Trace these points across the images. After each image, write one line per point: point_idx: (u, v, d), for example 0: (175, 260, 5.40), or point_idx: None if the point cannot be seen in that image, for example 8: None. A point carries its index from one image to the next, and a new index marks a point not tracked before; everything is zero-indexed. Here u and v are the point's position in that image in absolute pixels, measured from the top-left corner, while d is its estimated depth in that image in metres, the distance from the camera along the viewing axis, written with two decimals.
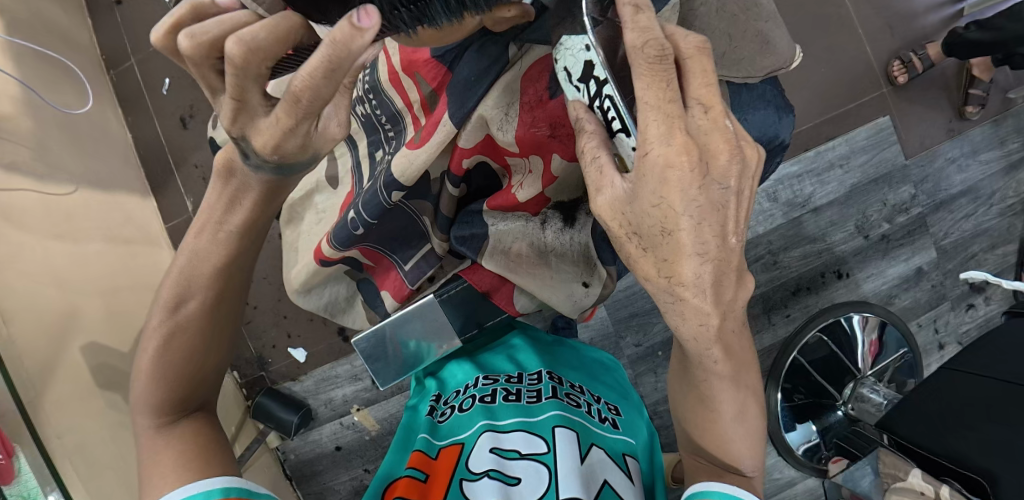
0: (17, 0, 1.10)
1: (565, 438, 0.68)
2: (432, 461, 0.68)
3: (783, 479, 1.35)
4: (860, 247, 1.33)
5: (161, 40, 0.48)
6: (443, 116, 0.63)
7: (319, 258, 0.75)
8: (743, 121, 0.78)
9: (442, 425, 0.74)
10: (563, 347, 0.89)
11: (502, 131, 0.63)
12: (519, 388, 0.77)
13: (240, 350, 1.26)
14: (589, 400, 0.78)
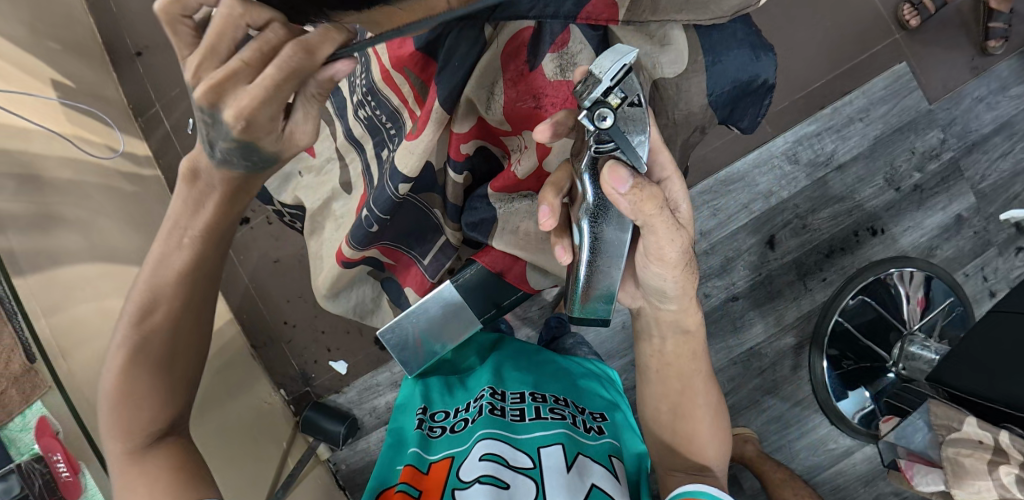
0: (48, 62, 1.18)
1: (550, 454, 0.74)
2: (424, 475, 0.73)
3: (839, 450, 1.31)
4: (892, 200, 1.29)
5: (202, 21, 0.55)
6: (434, 102, 0.64)
7: (342, 259, 0.76)
8: (717, 64, 0.68)
9: (434, 440, 0.80)
10: (547, 364, 0.94)
11: (490, 111, 0.65)
12: (504, 405, 0.82)
13: (285, 368, 1.31)
14: (573, 412, 0.83)
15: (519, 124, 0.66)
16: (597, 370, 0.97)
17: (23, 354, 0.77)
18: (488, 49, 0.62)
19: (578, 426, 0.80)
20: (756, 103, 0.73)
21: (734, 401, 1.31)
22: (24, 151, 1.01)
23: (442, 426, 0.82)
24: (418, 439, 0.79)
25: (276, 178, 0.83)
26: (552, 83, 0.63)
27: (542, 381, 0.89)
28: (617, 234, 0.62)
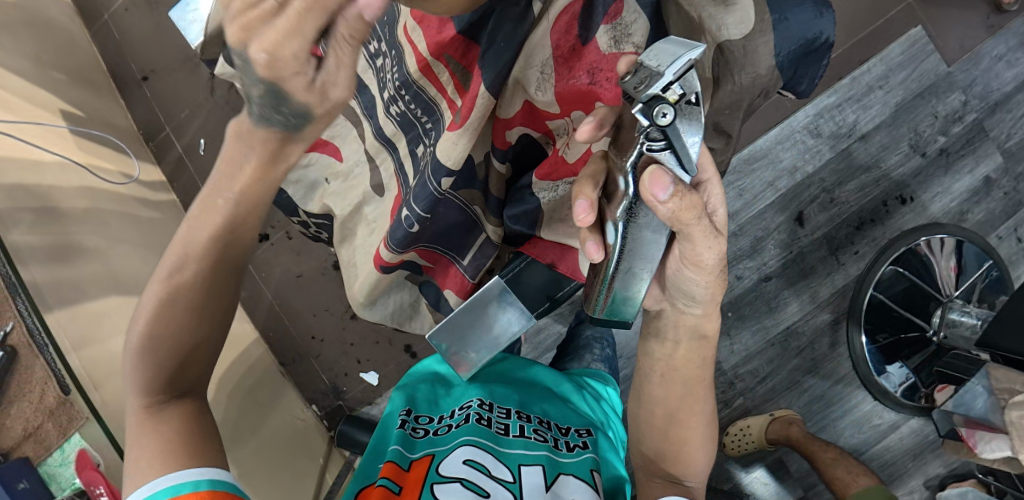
0: (56, 93, 1.17)
1: (530, 472, 0.65)
2: (404, 472, 0.63)
3: (884, 426, 1.28)
4: (919, 166, 1.26)
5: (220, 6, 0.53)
6: (478, 87, 0.59)
7: (380, 264, 0.73)
8: (784, 23, 0.61)
9: (417, 439, 0.69)
10: (538, 379, 0.84)
11: (540, 92, 0.59)
12: (491, 415, 0.72)
13: (316, 383, 1.30)
14: (558, 433, 0.73)
15: (568, 106, 0.60)
16: (592, 389, 0.88)
17: (56, 387, 0.76)
18: (537, 26, 0.57)
19: (561, 446, 0.70)
20: (814, 65, 0.66)
21: (773, 383, 1.29)
22: (39, 183, 1.00)
23: (425, 429, 0.71)
24: (400, 437, 0.68)
25: (303, 187, 0.81)
26: (607, 56, 0.56)
27: (530, 397, 0.79)
28: (654, 235, 0.54)
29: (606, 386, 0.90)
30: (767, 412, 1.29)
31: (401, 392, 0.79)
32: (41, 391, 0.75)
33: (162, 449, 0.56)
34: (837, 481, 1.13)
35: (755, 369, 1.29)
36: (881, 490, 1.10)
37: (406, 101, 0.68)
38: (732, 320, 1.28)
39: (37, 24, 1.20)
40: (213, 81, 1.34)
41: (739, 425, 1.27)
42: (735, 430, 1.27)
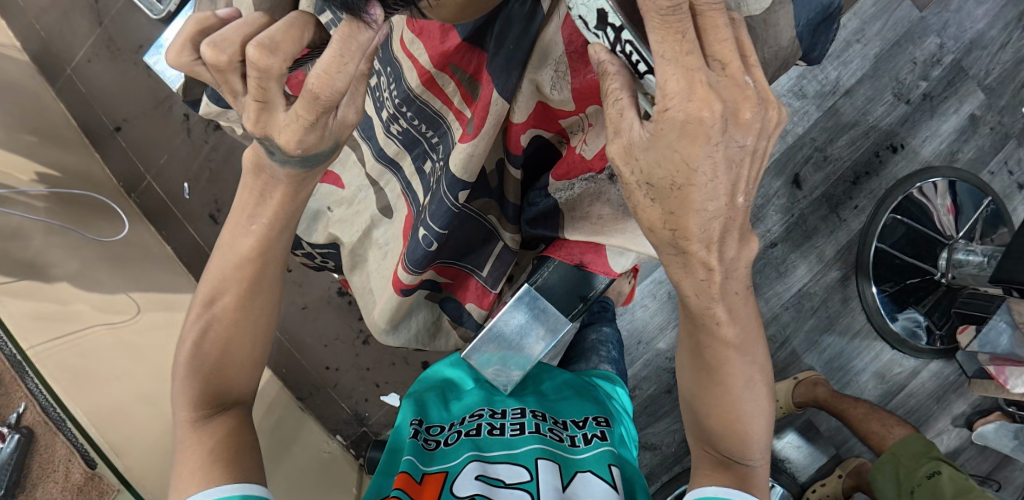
0: (29, 156, 1.13)
1: (548, 471, 0.62)
2: (419, 487, 0.61)
3: (905, 373, 1.29)
4: (905, 114, 1.27)
5: (174, 58, 0.51)
6: (490, 93, 0.56)
7: (400, 287, 0.71)
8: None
9: (433, 452, 0.66)
10: (547, 381, 0.81)
11: (555, 90, 0.55)
12: (503, 420, 0.70)
13: (338, 413, 1.28)
14: (574, 432, 0.71)
15: (586, 101, 0.56)
16: (605, 388, 0.84)
17: (82, 462, 0.71)
18: (548, 22, 0.52)
19: (574, 443, 0.68)
20: (829, 30, 0.67)
21: (792, 346, 1.30)
22: (25, 248, 0.97)
23: (438, 440, 0.68)
24: (413, 447, 0.66)
25: (306, 220, 0.80)
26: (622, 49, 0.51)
27: (539, 399, 0.76)
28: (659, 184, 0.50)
29: (619, 386, 0.86)
30: (792, 376, 1.29)
31: (409, 401, 0.75)
32: (67, 469, 0.71)
33: (206, 460, 0.57)
34: (873, 435, 1.14)
35: (772, 335, 1.29)
36: (924, 438, 1.12)
37: (408, 118, 0.64)
38: None
39: None
40: (188, 122, 1.30)
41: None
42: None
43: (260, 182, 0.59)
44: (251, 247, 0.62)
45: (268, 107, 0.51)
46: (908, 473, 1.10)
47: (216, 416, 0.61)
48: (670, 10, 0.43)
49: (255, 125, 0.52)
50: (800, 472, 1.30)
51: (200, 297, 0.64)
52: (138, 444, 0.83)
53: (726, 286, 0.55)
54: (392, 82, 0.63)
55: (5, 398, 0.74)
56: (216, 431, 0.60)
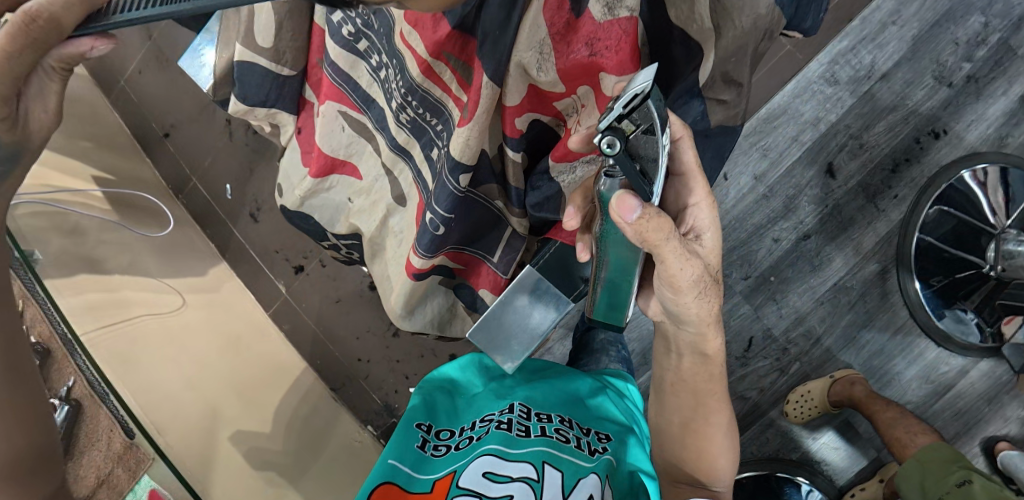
0: (87, 161, 1.22)
1: (551, 477, 0.65)
2: (428, 493, 0.64)
3: (952, 372, 1.23)
4: (947, 97, 1.21)
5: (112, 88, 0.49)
6: (482, 78, 0.56)
7: (413, 272, 0.73)
8: None
9: (442, 455, 0.70)
10: (557, 377, 0.82)
11: (542, 72, 0.56)
12: (509, 420, 0.72)
13: (369, 404, 1.33)
14: (578, 433, 0.72)
15: (576, 81, 0.57)
16: (615, 387, 0.85)
17: (120, 434, 0.77)
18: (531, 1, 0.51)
19: (580, 446, 0.70)
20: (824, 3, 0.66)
21: (828, 343, 1.25)
22: (81, 245, 1.05)
23: (448, 443, 0.72)
24: (424, 451, 0.69)
25: (329, 211, 0.84)
26: (602, 26, 0.52)
27: (545, 396, 0.78)
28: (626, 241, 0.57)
29: (629, 382, 0.87)
30: (829, 373, 1.24)
31: (418, 399, 0.77)
32: (109, 439, 0.78)
33: None
34: (897, 442, 1.09)
35: (806, 331, 1.25)
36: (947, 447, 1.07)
37: (414, 107, 0.66)
38: (775, 284, 1.25)
39: None
40: (229, 127, 1.38)
41: (799, 391, 1.22)
42: (796, 396, 1.22)
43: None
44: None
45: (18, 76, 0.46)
46: (936, 483, 1.03)
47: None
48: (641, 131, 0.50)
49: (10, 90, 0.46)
50: (838, 474, 1.26)
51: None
52: (170, 426, 0.87)
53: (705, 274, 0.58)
54: (397, 72, 0.65)
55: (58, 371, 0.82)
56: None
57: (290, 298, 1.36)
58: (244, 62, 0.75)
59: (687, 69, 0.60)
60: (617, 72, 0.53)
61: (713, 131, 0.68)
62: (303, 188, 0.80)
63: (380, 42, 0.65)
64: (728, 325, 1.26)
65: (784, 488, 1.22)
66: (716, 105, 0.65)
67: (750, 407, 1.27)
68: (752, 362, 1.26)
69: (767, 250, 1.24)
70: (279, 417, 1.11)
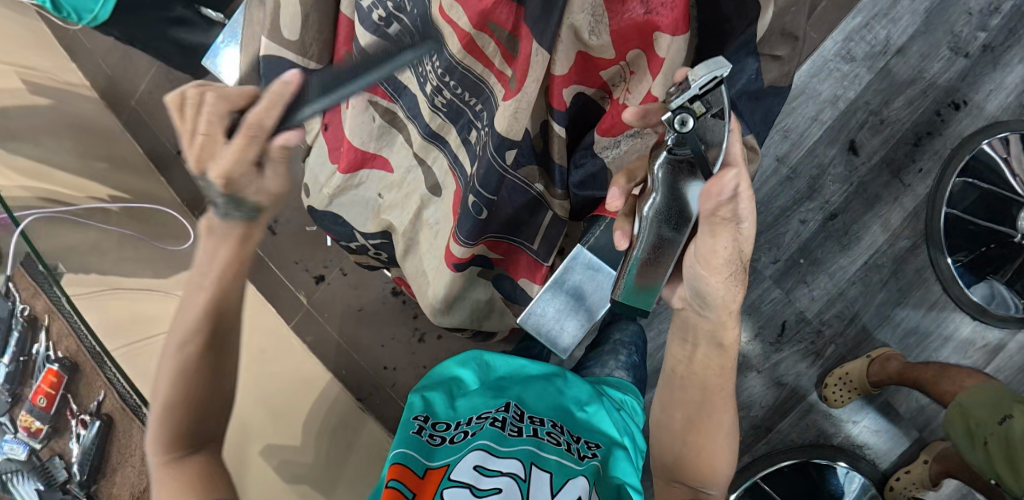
0: (103, 180, 1.21)
1: (539, 479, 0.62)
2: (420, 479, 0.61)
3: (990, 346, 1.20)
4: (965, 68, 1.20)
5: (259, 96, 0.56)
6: (530, 46, 0.54)
7: (454, 262, 0.73)
8: None
9: (437, 446, 0.67)
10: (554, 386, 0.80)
11: (594, 35, 0.54)
12: (504, 419, 0.70)
13: (396, 412, 1.30)
14: (570, 439, 0.70)
15: (625, 44, 0.55)
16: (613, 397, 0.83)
17: None
18: None
19: (570, 449, 0.68)
20: None
21: (862, 322, 1.23)
22: (103, 262, 1.02)
23: (443, 437, 0.69)
24: (419, 441, 0.67)
25: (359, 209, 0.84)
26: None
27: (539, 399, 0.78)
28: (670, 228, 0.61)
29: (629, 395, 0.85)
30: (865, 353, 1.22)
31: (416, 395, 0.76)
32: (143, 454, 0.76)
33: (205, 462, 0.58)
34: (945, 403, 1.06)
35: (840, 311, 1.23)
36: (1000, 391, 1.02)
37: (452, 87, 0.65)
38: (805, 267, 1.23)
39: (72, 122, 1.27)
40: None
41: (837, 373, 1.19)
42: (832, 381, 1.19)
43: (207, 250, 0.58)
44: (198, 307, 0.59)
45: (210, 142, 0.53)
46: (977, 425, 1.01)
47: (194, 454, 0.61)
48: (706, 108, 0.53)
49: (197, 161, 0.53)
50: (881, 457, 1.23)
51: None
52: None
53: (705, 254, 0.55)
54: (434, 52, 0.63)
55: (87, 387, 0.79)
56: (192, 465, 0.60)
57: (312, 308, 1.34)
58: (270, 58, 0.78)
59: (742, 23, 0.59)
60: (672, 31, 0.52)
61: (763, 92, 0.66)
62: (332, 187, 0.81)
63: (414, 24, 0.65)
64: (760, 309, 1.24)
65: (827, 475, 1.21)
66: (770, 62, 0.64)
67: (787, 394, 1.24)
68: (787, 347, 1.24)
69: (793, 232, 1.22)
70: (308, 428, 1.09)
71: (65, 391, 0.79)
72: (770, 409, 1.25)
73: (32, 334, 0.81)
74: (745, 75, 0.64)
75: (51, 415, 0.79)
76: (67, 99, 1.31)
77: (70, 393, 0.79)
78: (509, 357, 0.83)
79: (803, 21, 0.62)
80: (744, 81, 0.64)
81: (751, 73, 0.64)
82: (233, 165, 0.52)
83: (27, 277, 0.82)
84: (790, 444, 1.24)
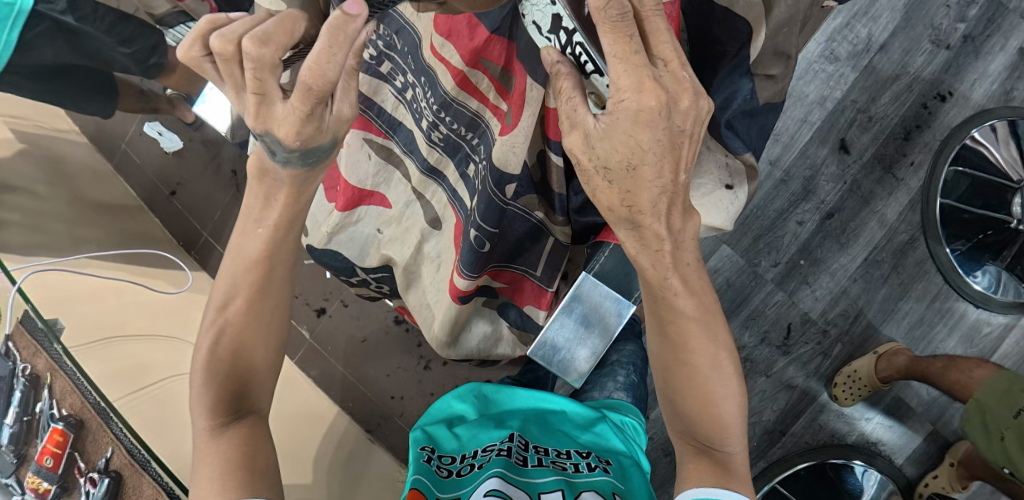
0: (96, 225, 1.20)
1: None
2: None
3: (996, 332, 1.20)
4: (948, 60, 1.21)
5: (187, 54, 0.54)
6: (524, 82, 0.56)
7: (457, 295, 0.73)
8: None
9: (446, 478, 0.66)
10: (556, 413, 0.79)
11: None
12: (511, 446, 0.70)
13: (406, 441, 1.29)
14: (577, 461, 0.70)
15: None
16: (614, 419, 0.80)
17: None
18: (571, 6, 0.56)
19: (578, 470, 0.67)
20: None
21: (867, 319, 1.23)
22: (101, 312, 1.00)
23: (451, 470, 0.68)
24: (427, 472, 0.66)
25: (359, 245, 0.84)
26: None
27: (540, 429, 0.77)
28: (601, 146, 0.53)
29: (631, 415, 0.83)
30: (870, 348, 1.22)
31: (418, 431, 0.75)
32: None
33: (220, 470, 0.58)
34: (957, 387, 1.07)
35: (843, 310, 1.23)
36: (1002, 376, 1.05)
37: (448, 123, 0.65)
38: (806, 268, 1.23)
39: (63, 168, 1.26)
40: (236, 178, 1.39)
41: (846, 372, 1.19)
42: (843, 378, 1.19)
43: (264, 186, 0.61)
44: (261, 250, 0.62)
45: (266, 98, 0.54)
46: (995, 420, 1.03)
47: (234, 425, 0.62)
48: (620, 17, 0.48)
49: (256, 119, 0.54)
50: (897, 452, 1.23)
51: (214, 303, 0.65)
52: None
53: (654, 163, 0.51)
54: (427, 90, 0.64)
55: (94, 443, 0.77)
56: (237, 436, 0.61)
57: (315, 342, 1.34)
58: None
59: (734, 46, 0.61)
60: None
61: (758, 109, 0.67)
62: (331, 225, 0.81)
63: (405, 62, 0.65)
64: (763, 313, 1.24)
65: (845, 475, 1.21)
66: (764, 81, 0.65)
67: (799, 395, 1.24)
68: (794, 349, 1.24)
69: (791, 235, 1.23)
70: (319, 464, 1.08)
71: (70, 449, 0.77)
72: (781, 413, 1.25)
73: (35, 392, 0.80)
74: (740, 96, 0.64)
75: (58, 475, 0.78)
76: (58, 146, 1.31)
77: (76, 451, 0.77)
78: (508, 389, 0.82)
79: (794, 40, 0.65)
80: (740, 101, 0.65)
81: (747, 93, 0.64)
82: (299, 127, 0.54)
83: (26, 336, 0.81)
84: (805, 446, 1.24)
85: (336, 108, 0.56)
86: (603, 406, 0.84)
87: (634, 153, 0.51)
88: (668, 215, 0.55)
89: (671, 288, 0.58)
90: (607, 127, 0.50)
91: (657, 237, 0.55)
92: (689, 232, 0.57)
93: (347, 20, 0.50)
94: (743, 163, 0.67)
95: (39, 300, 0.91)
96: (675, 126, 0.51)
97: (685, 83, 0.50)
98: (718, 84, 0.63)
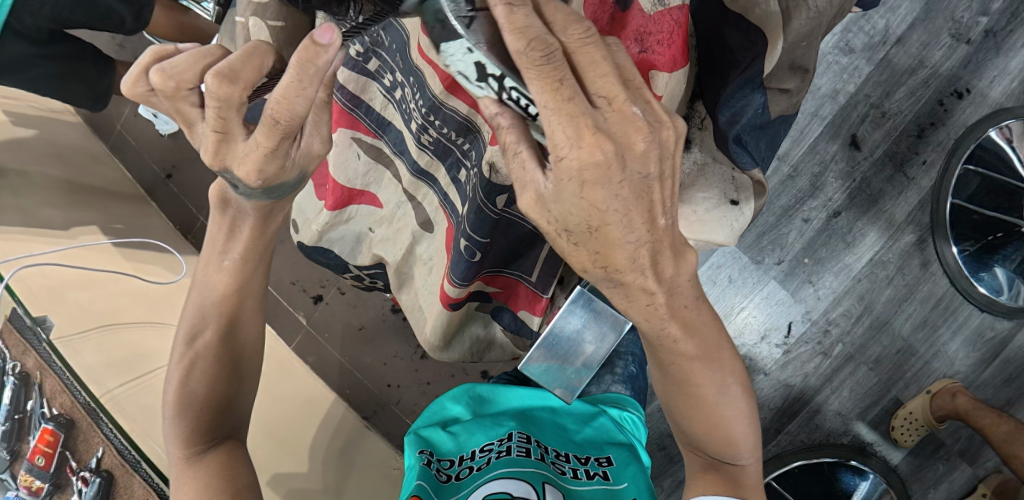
0: (93, 210, 1.19)
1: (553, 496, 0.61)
2: None
3: (999, 337, 1.18)
4: (967, 55, 1.17)
5: (130, 88, 0.50)
6: None
7: (448, 301, 0.72)
8: None
9: (447, 484, 0.64)
10: (553, 410, 0.78)
11: None
12: (510, 444, 0.68)
13: (401, 429, 1.29)
14: (576, 463, 0.69)
15: None
16: (613, 413, 0.79)
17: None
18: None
19: (577, 475, 0.66)
20: None
21: (871, 321, 1.20)
22: (95, 299, 0.99)
23: (451, 474, 0.67)
24: (426, 474, 0.64)
25: (351, 243, 0.83)
26: (652, 19, 0.56)
27: (537, 426, 0.75)
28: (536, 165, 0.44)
29: (629, 410, 0.81)
30: (870, 349, 1.21)
31: (412, 436, 0.73)
32: None
33: (200, 488, 0.60)
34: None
35: (847, 311, 1.20)
36: None
37: (438, 127, 0.64)
38: (809, 266, 1.21)
39: (54, 150, 1.24)
40: None
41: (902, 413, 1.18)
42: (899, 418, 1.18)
43: (228, 217, 0.61)
44: (227, 283, 0.63)
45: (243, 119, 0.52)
46: None
47: (209, 452, 0.62)
48: (577, 41, 0.42)
49: (214, 157, 0.51)
50: (893, 454, 1.21)
51: (183, 335, 0.65)
52: None
53: (620, 221, 0.44)
54: (417, 94, 0.63)
55: (85, 442, 0.79)
56: (211, 464, 0.61)
57: (311, 329, 1.34)
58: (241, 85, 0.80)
59: (747, 56, 0.58)
60: (669, 68, 0.58)
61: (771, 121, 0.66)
62: (320, 223, 0.80)
63: (393, 59, 0.64)
64: (765, 311, 1.22)
65: (838, 473, 1.22)
66: (779, 94, 0.65)
67: (796, 395, 1.23)
68: (794, 349, 1.22)
69: (796, 232, 1.21)
70: (317, 452, 1.08)
71: (61, 449, 0.79)
72: (778, 411, 1.24)
73: (25, 390, 0.83)
74: (751, 110, 0.62)
75: (50, 474, 0.79)
76: (53, 129, 1.29)
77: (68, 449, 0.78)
78: (497, 388, 0.80)
79: (812, 54, 0.62)
80: (750, 115, 0.63)
81: (758, 106, 0.63)
82: (264, 167, 0.51)
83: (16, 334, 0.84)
84: (800, 444, 1.24)
85: (305, 141, 0.54)
86: (598, 398, 0.84)
87: (594, 214, 0.43)
88: (655, 267, 0.48)
89: (670, 336, 0.55)
90: (556, 189, 0.43)
91: (646, 292, 0.50)
92: (687, 274, 0.52)
93: (318, 52, 0.45)
94: (750, 178, 0.67)
95: (23, 289, 0.90)
96: (633, 172, 0.43)
97: (635, 121, 0.42)
98: (727, 97, 0.61)
